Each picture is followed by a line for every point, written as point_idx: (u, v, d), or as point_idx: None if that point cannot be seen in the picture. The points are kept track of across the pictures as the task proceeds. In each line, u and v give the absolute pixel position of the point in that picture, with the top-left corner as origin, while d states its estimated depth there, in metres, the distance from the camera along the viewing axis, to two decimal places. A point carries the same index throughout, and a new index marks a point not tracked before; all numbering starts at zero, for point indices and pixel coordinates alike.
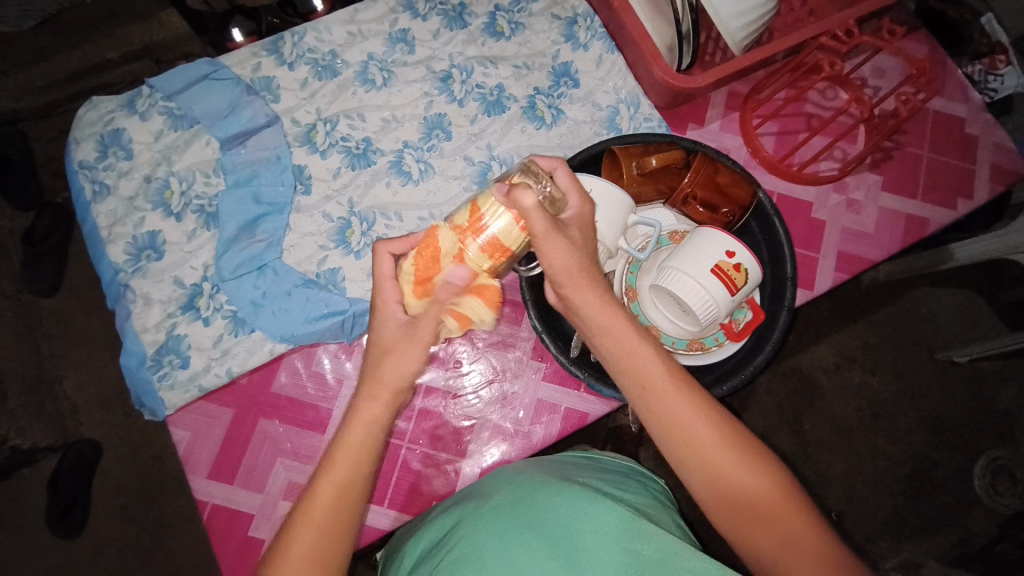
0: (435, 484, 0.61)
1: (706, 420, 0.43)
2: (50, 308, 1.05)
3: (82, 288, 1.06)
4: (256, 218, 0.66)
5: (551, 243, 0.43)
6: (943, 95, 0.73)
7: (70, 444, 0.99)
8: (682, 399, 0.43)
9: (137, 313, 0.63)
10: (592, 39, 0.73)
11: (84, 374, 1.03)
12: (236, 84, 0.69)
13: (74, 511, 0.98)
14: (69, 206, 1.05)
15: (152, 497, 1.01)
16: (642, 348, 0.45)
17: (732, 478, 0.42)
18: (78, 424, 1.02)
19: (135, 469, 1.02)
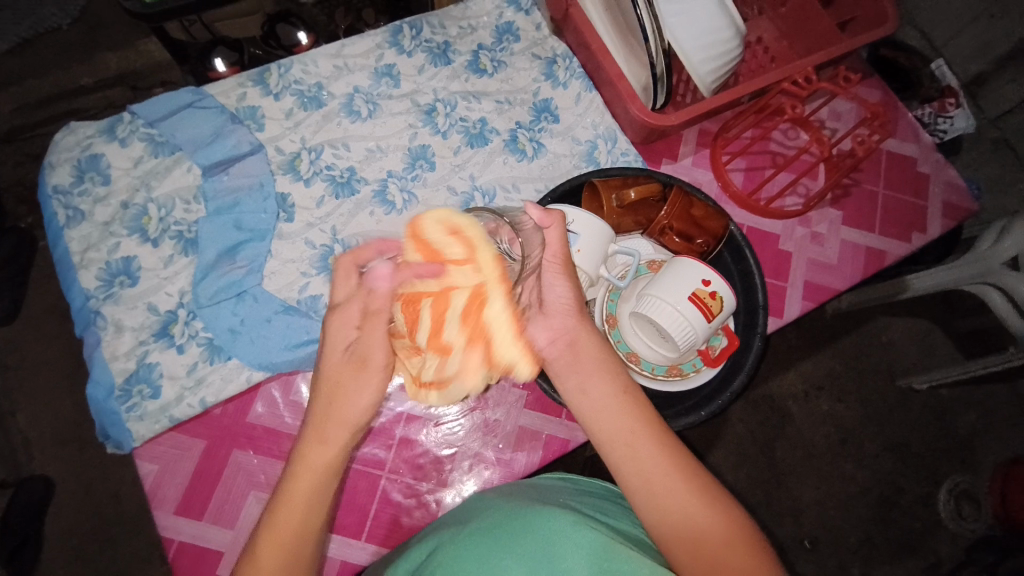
0: (415, 517, 0.59)
1: (686, 470, 0.45)
2: (7, 336, 1.00)
3: (43, 315, 1.02)
4: (237, 245, 0.65)
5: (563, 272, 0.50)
6: (896, 136, 0.79)
7: (20, 482, 0.93)
8: (657, 452, 0.45)
9: (107, 340, 0.61)
10: (571, 78, 0.76)
11: (39, 408, 0.98)
12: (220, 113, 0.69)
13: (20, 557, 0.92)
14: (33, 230, 1.02)
15: (105, 540, 0.95)
16: (621, 399, 0.47)
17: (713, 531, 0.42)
18: (30, 460, 0.96)
19: (90, 509, 0.96)
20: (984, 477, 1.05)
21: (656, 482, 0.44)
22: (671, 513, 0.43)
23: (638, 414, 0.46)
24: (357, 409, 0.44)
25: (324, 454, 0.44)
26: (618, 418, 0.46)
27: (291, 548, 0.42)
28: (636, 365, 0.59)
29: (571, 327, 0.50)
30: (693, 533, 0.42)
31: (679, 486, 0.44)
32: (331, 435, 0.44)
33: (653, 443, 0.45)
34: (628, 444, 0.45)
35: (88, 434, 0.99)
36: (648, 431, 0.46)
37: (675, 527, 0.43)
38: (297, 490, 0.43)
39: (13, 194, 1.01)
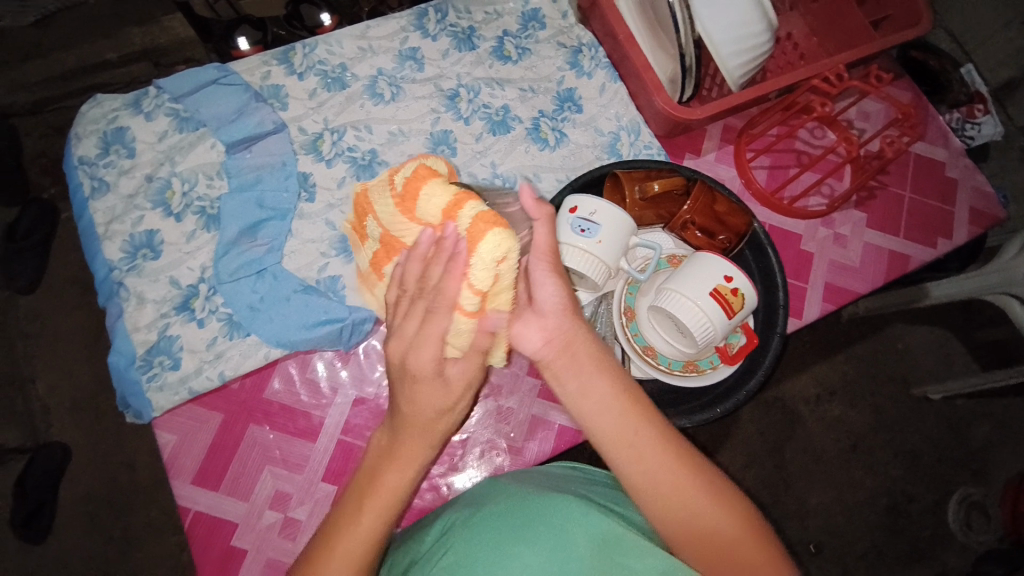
0: (426, 499, 0.60)
1: (695, 466, 0.44)
2: (28, 305, 1.02)
3: (64, 285, 1.04)
4: (259, 222, 0.66)
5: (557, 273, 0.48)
6: (924, 139, 0.77)
7: (39, 447, 0.95)
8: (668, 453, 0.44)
9: (129, 312, 0.62)
10: (596, 68, 0.75)
11: (58, 378, 1.00)
12: (244, 90, 0.69)
13: (36, 521, 0.94)
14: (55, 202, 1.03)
15: (120, 508, 0.97)
16: (627, 400, 0.45)
17: (720, 528, 0.42)
18: (49, 427, 0.99)
19: (105, 478, 0.98)
20: (995, 488, 1.04)
21: (667, 482, 0.43)
22: (676, 512, 0.43)
23: (636, 416, 0.45)
24: (432, 411, 0.41)
25: (405, 459, 0.41)
26: (615, 421, 0.44)
27: (369, 543, 0.40)
28: (653, 359, 0.58)
29: (568, 326, 0.47)
30: (700, 530, 0.42)
31: (691, 487, 0.43)
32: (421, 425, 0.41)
33: (660, 444, 0.44)
34: (628, 447, 0.44)
35: (106, 404, 1.01)
36: (650, 432, 0.44)
37: (681, 524, 0.43)
38: (366, 515, 0.40)
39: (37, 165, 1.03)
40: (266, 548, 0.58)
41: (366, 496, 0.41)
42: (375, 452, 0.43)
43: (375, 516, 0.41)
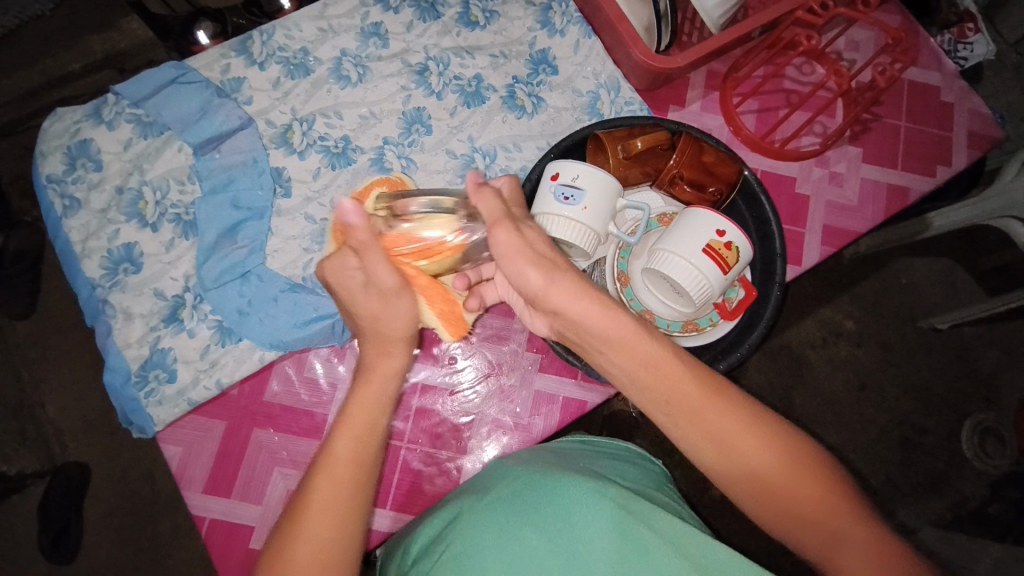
0: (437, 484, 0.60)
1: (741, 415, 0.43)
2: (28, 330, 1.02)
3: (59, 307, 1.03)
4: (237, 224, 0.64)
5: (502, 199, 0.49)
6: (918, 65, 0.74)
7: (57, 469, 0.97)
8: (710, 405, 0.43)
9: (118, 328, 0.61)
10: (568, 24, 0.72)
11: (65, 399, 1.00)
12: (205, 87, 0.67)
13: (66, 538, 0.96)
14: (41, 224, 1.01)
15: (143, 518, 0.99)
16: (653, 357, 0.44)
17: (786, 483, 0.41)
18: (64, 448, 1.00)
19: (127, 491, 1.00)
20: (1007, 412, 1.04)
21: (713, 434, 0.43)
22: (723, 461, 0.43)
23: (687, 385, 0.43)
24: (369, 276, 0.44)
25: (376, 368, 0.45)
26: (665, 390, 0.44)
27: (351, 465, 0.42)
28: (651, 323, 0.57)
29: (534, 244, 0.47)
30: (758, 485, 0.42)
31: (737, 439, 0.42)
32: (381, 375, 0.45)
33: (700, 396, 0.43)
34: (681, 411, 0.43)
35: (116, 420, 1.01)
36: (706, 396, 0.43)
37: (739, 478, 0.43)
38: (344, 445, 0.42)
39: (17, 189, 1.01)
40: None
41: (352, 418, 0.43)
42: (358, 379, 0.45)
43: (350, 445, 0.42)
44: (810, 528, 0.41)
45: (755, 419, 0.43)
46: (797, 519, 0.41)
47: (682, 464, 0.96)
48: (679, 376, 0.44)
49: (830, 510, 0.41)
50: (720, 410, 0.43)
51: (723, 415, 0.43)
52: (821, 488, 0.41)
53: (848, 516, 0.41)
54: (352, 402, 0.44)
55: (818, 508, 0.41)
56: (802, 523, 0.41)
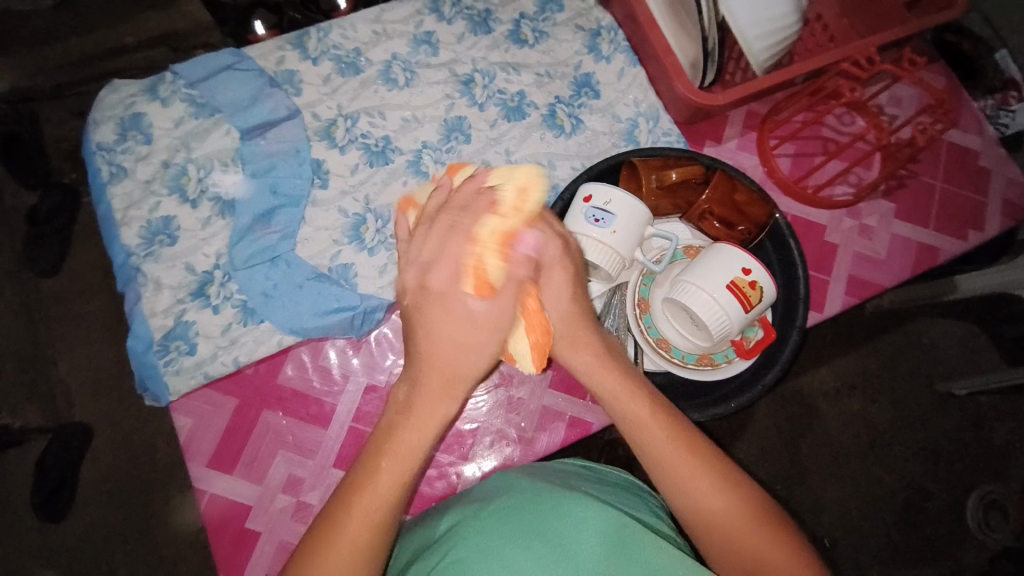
0: (435, 487, 0.60)
1: (717, 472, 0.44)
2: (52, 288, 1.04)
3: (85, 269, 1.05)
4: (272, 210, 0.66)
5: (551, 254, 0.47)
6: (958, 127, 0.74)
7: (61, 427, 0.99)
8: (686, 456, 0.44)
9: (146, 297, 0.63)
10: (615, 51, 0.73)
11: (79, 359, 1.03)
12: (259, 76, 0.70)
13: (59, 496, 0.97)
14: (77, 186, 1.04)
15: (139, 486, 1.00)
16: (634, 399, 0.45)
17: (752, 539, 0.41)
18: (70, 406, 1.02)
19: (127, 457, 1.01)
20: (1016, 487, 1.01)
21: (687, 485, 0.43)
22: (697, 516, 0.43)
23: (661, 429, 0.44)
24: (455, 325, 0.44)
25: (424, 413, 0.43)
26: (638, 430, 0.45)
27: (383, 502, 0.41)
28: (667, 352, 0.57)
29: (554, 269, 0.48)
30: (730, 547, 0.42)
31: (710, 493, 0.43)
32: (420, 417, 0.43)
33: (680, 447, 0.44)
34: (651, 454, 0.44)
35: (125, 386, 1.03)
36: (679, 444, 0.44)
37: (710, 538, 0.42)
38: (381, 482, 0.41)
39: (59, 150, 1.04)
40: (279, 530, 0.59)
41: (385, 451, 0.42)
42: (393, 405, 0.44)
43: (394, 476, 0.41)
44: None
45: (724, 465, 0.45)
46: None
47: None
48: (661, 423, 0.45)
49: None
50: (693, 464, 0.43)
51: (692, 465, 0.43)
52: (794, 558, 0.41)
53: None
54: (394, 438, 0.43)
55: None
56: None
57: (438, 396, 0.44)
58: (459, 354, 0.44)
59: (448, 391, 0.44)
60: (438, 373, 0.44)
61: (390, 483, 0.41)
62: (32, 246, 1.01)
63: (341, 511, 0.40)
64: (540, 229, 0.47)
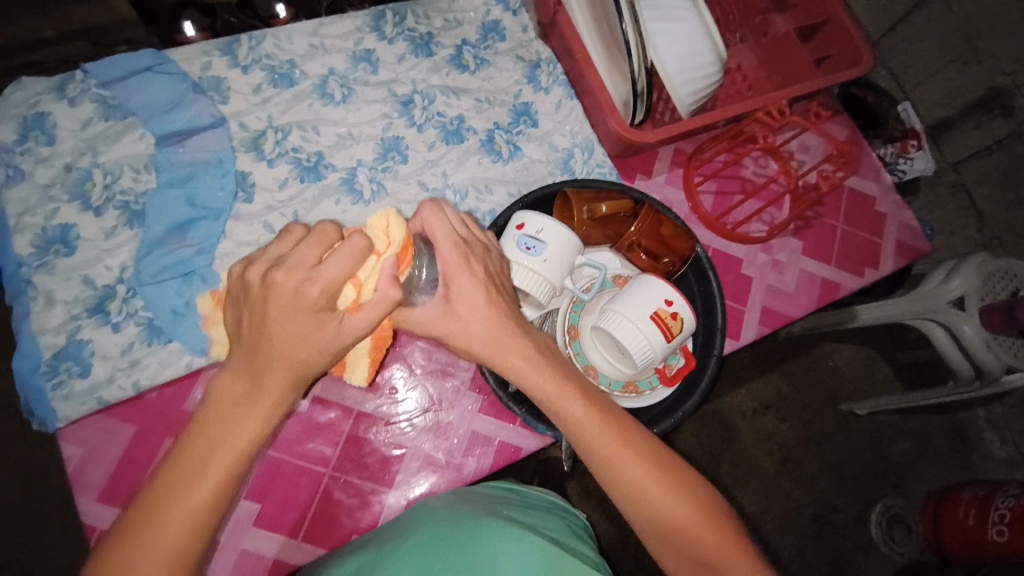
0: (356, 517, 0.57)
1: (652, 458, 0.45)
2: None
3: None
4: (188, 222, 0.62)
5: (458, 271, 0.44)
6: (858, 174, 0.82)
7: None
8: (621, 447, 0.44)
9: (36, 312, 0.57)
10: (554, 84, 0.75)
11: None
12: (181, 80, 0.66)
13: None
14: None
15: (10, 529, 0.87)
16: (567, 395, 0.45)
17: (683, 518, 0.43)
18: None
19: (14, 486, 0.87)
20: (915, 500, 1.10)
21: (623, 476, 0.44)
22: (634, 505, 0.44)
23: (593, 422, 0.45)
24: (304, 322, 0.38)
25: (268, 398, 0.39)
26: (570, 426, 0.45)
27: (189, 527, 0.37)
28: (594, 379, 0.58)
29: (459, 278, 0.45)
30: (664, 531, 0.43)
31: (646, 481, 0.44)
32: (236, 432, 0.38)
33: (614, 439, 0.44)
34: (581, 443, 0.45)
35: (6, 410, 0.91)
36: (609, 434, 0.44)
37: (645, 522, 0.44)
38: (177, 500, 0.37)
39: None
40: None
41: (204, 456, 0.38)
42: (230, 395, 0.39)
43: (204, 489, 0.38)
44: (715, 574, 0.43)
45: (657, 448, 0.45)
46: (701, 564, 0.43)
47: (607, 519, 0.96)
48: (594, 415, 0.45)
49: (726, 551, 0.43)
50: (628, 453, 0.44)
51: (626, 456, 0.44)
52: (722, 534, 0.43)
53: (746, 560, 0.43)
54: (208, 436, 0.38)
55: (722, 553, 0.43)
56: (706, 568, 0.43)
57: (270, 405, 0.39)
58: (306, 348, 0.39)
59: (289, 379, 0.39)
60: (279, 368, 0.39)
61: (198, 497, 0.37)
62: None
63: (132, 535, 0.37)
64: (436, 238, 0.44)
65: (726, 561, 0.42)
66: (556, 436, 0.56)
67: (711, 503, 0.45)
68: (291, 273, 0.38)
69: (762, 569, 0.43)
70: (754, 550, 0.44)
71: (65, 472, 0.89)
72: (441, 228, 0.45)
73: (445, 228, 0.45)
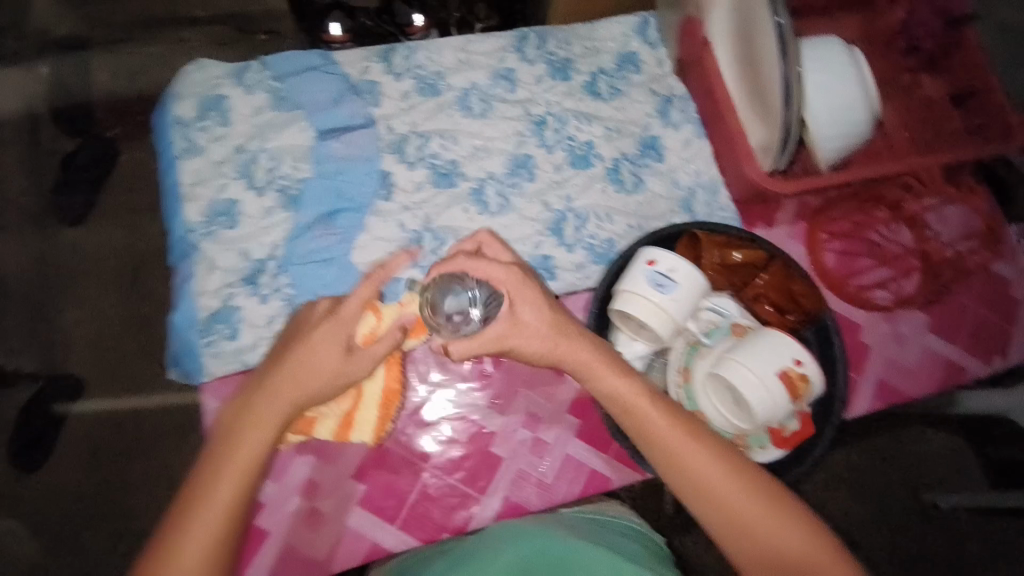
0: (450, 514, 0.60)
1: (723, 456, 0.49)
2: (73, 238, 1.05)
3: (107, 224, 1.05)
4: (336, 211, 0.67)
5: (518, 295, 0.52)
6: (1003, 255, 0.76)
7: (51, 378, 0.98)
8: (693, 445, 0.49)
9: (199, 275, 0.64)
10: (685, 121, 0.76)
11: (82, 312, 1.02)
12: (343, 81, 0.72)
13: (33, 451, 0.95)
14: (114, 139, 1.07)
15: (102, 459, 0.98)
16: (638, 397, 0.50)
17: (754, 516, 0.48)
18: (63, 359, 1.00)
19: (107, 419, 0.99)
20: None
21: (695, 471, 0.48)
22: (706, 499, 0.48)
23: (664, 421, 0.50)
24: (304, 366, 0.53)
25: (264, 419, 0.51)
26: (643, 425, 0.50)
27: (217, 510, 0.49)
28: None
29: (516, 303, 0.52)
30: (738, 525, 0.48)
31: (717, 476, 0.48)
32: (249, 442, 0.51)
33: (687, 438, 0.49)
34: (649, 447, 0.50)
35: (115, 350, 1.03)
36: (677, 432, 0.49)
37: (719, 517, 0.48)
38: (219, 484, 0.49)
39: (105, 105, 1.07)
40: (287, 533, 0.58)
41: (227, 452, 0.51)
42: (249, 414, 0.52)
43: (231, 481, 0.50)
44: (792, 565, 0.47)
45: (736, 462, 0.49)
46: (778, 558, 0.47)
47: None
48: (665, 415, 0.50)
49: (802, 543, 0.47)
50: (699, 449, 0.49)
51: (698, 452, 0.49)
52: (796, 527, 0.48)
53: (821, 551, 0.47)
54: (234, 441, 0.51)
55: (798, 544, 0.47)
56: (783, 561, 0.47)
57: (268, 428, 0.52)
58: (302, 378, 0.53)
59: (286, 403, 0.52)
60: (281, 390, 0.52)
61: (219, 487, 0.49)
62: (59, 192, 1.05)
63: (185, 506, 0.49)
64: (485, 270, 0.53)
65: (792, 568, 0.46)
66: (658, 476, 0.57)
67: (785, 512, 0.48)
68: (324, 310, 0.56)
69: (836, 559, 0.47)
70: (829, 542, 0.48)
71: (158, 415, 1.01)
72: (485, 265, 0.53)
73: (485, 262, 0.53)
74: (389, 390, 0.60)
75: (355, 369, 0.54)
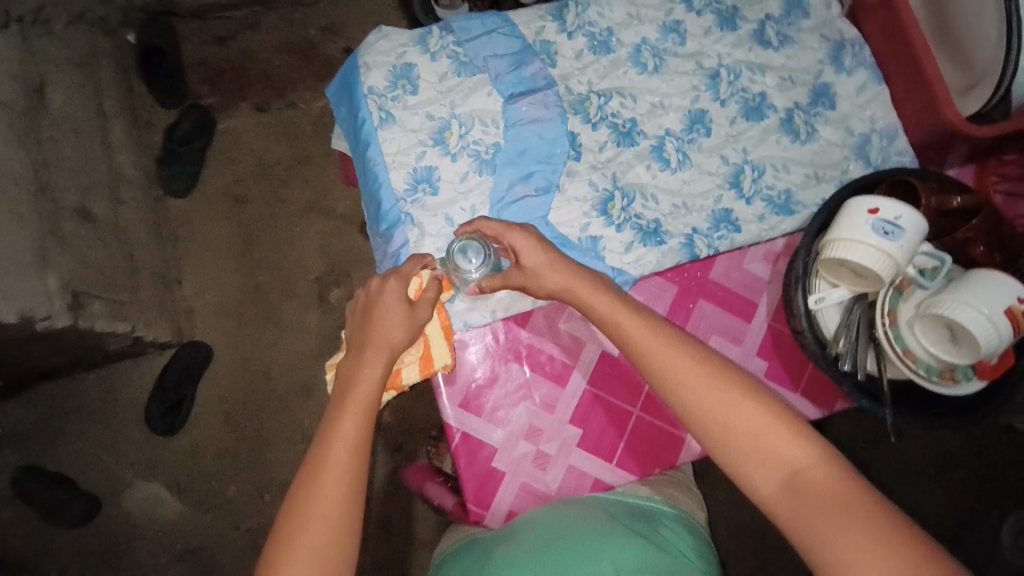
0: (660, 449, 0.70)
1: (768, 416, 0.51)
2: (180, 209, 1.15)
3: (216, 196, 1.15)
4: (530, 171, 0.70)
5: (534, 251, 0.59)
6: None
7: (184, 344, 1.09)
8: (738, 406, 0.51)
9: (413, 241, 0.67)
10: (858, 66, 0.75)
11: (202, 281, 1.13)
12: (521, 41, 0.72)
13: (176, 411, 1.08)
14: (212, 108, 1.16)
15: (247, 415, 1.09)
16: (683, 365, 0.53)
17: (801, 468, 0.49)
18: (192, 325, 1.11)
19: (242, 383, 1.10)
20: None
21: (738, 433, 0.51)
22: (747, 458, 0.50)
23: (702, 385, 0.52)
24: (392, 332, 0.56)
25: (364, 376, 0.55)
26: (683, 390, 0.53)
27: (346, 463, 0.51)
28: (912, 363, 0.61)
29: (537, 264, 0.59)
30: (786, 486, 0.49)
31: (761, 435, 0.50)
32: (361, 387, 0.54)
33: (732, 401, 0.52)
34: (708, 418, 0.52)
35: (240, 316, 1.12)
36: (719, 395, 0.52)
37: (762, 478, 0.50)
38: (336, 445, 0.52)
39: (198, 75, 1.16)
40: (521, 474, 0.68)
41: (348, 397, 0.54)
42: (349, 364, 0.56)
43: (357, 422, 0.53)
44: (850, 528, 0.46)
45: (799, 431, 0.50)
46: (834, 515, 0.47)
47: None
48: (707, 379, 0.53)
49: (858, 504, 0.47)
50: (745, 408, 0.51)
51: (743, 414, 0.51)
52: (851, 489, 0.47)
53: (880, 513, 0.46)
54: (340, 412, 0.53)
55: (851, 501, 0.47)
56: (837, 518, 0.46)
57: (375, 361, 0.56)
58: (389, 327, 0.57)
59: (385, 349, 0.56)
60: (374, 344, 0.56)
61: (345, 432, 0.52)
62: (171, 165, 1.13)
63: (318, 469, 0.51)
64: (510, 235, 0.59)
65: (832, 529, 0.46)
66: (876, 411, 0.63)
67: (842, 478, 0.48)
68: (397, 280, 0.58)
69: (899, 521, 0.46)
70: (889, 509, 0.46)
71: (290, 374, 1.11)
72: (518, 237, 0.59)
73: (517, 232, 0.59)
74: (447, 324, 0.65)
75: (422, 316, 0.58)
